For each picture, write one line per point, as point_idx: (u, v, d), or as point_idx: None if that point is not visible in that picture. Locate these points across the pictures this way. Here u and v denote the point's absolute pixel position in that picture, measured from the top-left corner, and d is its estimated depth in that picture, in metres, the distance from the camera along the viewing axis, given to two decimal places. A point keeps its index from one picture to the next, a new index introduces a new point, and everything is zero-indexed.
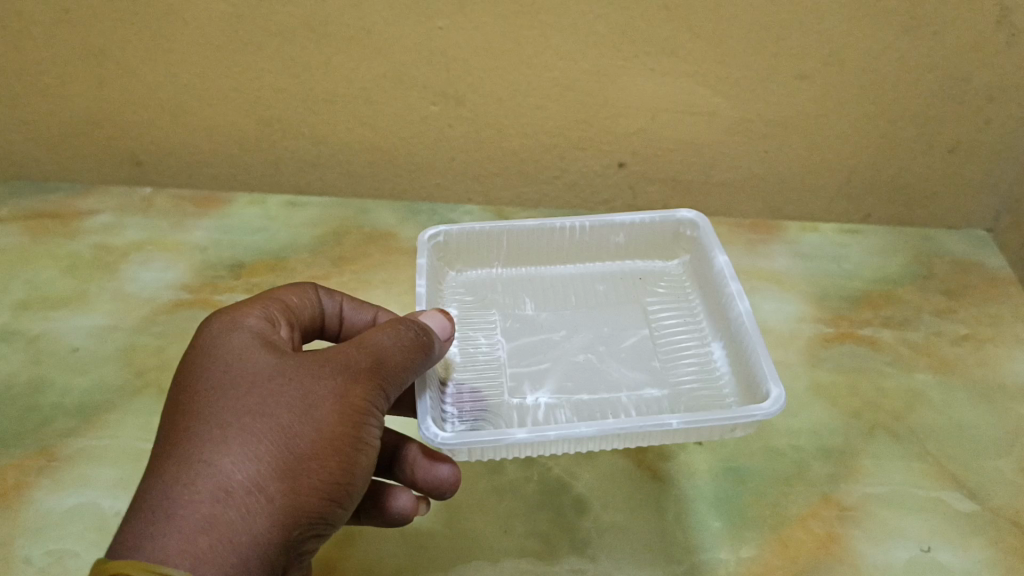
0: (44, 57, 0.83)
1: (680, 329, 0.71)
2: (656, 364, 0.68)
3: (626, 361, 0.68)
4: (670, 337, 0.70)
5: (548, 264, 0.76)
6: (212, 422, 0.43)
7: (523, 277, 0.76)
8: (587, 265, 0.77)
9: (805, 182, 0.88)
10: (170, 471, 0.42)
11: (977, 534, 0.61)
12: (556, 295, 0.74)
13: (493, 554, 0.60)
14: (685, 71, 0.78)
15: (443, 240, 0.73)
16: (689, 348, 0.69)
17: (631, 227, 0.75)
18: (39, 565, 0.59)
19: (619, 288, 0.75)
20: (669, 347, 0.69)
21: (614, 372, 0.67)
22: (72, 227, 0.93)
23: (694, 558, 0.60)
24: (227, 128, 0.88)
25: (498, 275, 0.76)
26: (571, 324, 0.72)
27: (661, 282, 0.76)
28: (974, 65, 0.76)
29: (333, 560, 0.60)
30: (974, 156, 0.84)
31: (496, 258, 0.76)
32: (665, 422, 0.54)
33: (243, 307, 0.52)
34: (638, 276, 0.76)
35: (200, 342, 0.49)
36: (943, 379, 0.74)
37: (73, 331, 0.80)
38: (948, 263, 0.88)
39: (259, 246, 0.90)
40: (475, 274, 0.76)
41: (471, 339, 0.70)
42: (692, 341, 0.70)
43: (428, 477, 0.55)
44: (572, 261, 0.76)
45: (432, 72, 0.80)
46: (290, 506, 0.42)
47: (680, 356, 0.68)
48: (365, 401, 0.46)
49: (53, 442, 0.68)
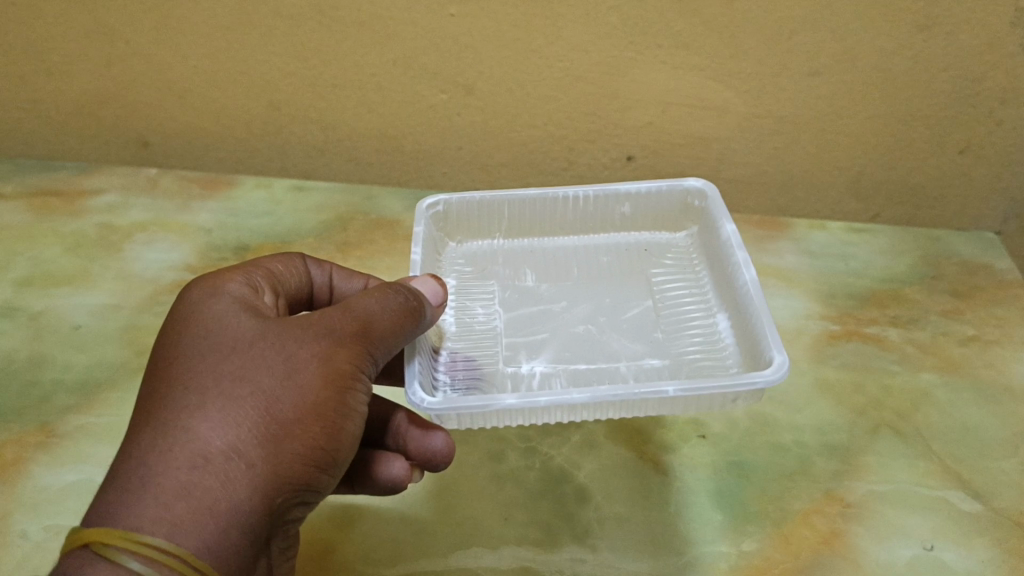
0: (55, 34, 0.83)
1: (685, 300, 0.70)
2: (657, 336, 0.67)
3: (627, 332, 0.68)
4: (674, 308, 0.69)
5: (551, 236, 0.76)
6: (190, 389, 0.42)
7: (525, 250, 0.75)
8: (591, 237, 0.76)
9: (813, 181, 0.88)
10: (147, 438, 0.41)
11: (980, 534, 0.61)
12: (556, 267, 0.74)
13: (493, 541, 0.60)
14: (696, 66, 0.78)
15: (443, 209, 0.73)
16: (695, 318, 0.68)
17: (636, 197, 0.74)
18: (35, 541, 0.59)
19: (623, 260, 0.75)
20: (674, 318, 0.68)
21: (614, 343, 0.67)
22: (77, 205, 0.92)
23: (695, 551, 0.59)
24: (235, 111, 0.88)
25: (500, 246, 0.76)
26: (570, 295, 0.71)
27: (667, 254, 0.75)
28: (989, 66, 0.76)
29: (332, 541, 0.60)
30: (985, 158, 0.84)
31: (497, 230, 0.75)
32: (661, 389, 0.53)
33: (223, 273, 0.51)
34: (643, 247, 0.75)
35: (180, 307, 0.48)
36: (949, 379, 0.74)
37: (75, 308, 0.79)
38: (956, 264, 0.87)
39: (264, 229, 0.89)
40: (475, 245, 0.75)
41: (469, 310, 0.70)
42: (698, 310, 0.69)
43: (421, 448, 0.54)
44: (574, 234, 0.76)
45: (443, 59, 0.80)
46: (272, 472, 0.41)
47: (685, 328, 0.67)
48: (350, 366, 0.46)
49: (53, 419, 0.68)
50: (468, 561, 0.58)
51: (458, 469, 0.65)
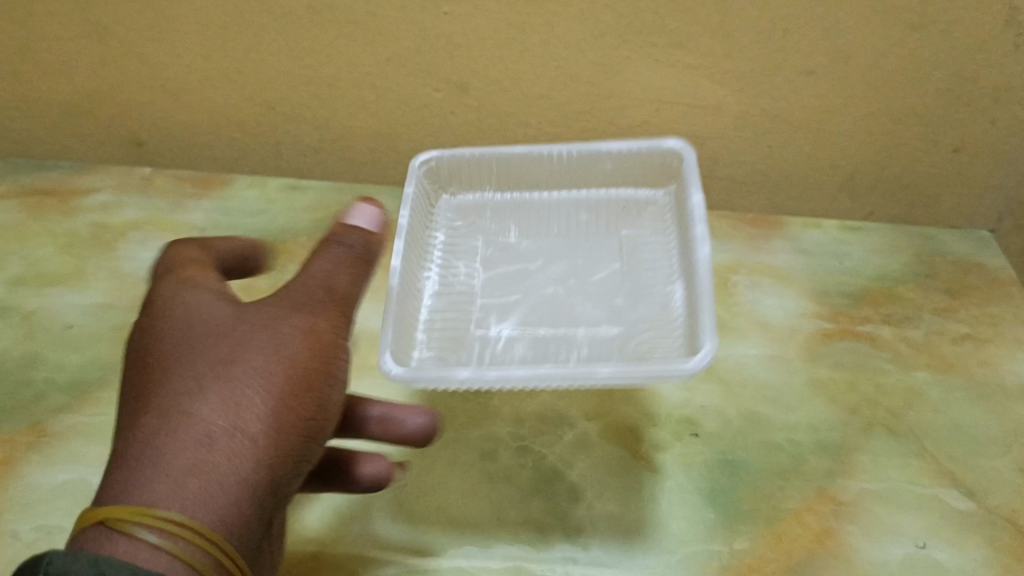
0: (48, 34, 0.83)
1: (652, 263, 0.70)
2: (620, 303, 0.68)
3: (592, 297, 0.69)
4: (639, 274, 0.70)
5: (534, 189, 0.76)
6: (186, 370, 0.43)
7: (511, 204, 0.76)
8: (575, 192, 0.75)
9: (807, 179, 0.88)
10: (148, 422, 0.41)
11: (973, 533, 0.61)
12: (541, 221, 0.75)
13: (485, 539, 0.60)
14: (691, 64, 0.78)
15: (436, 165, 0.73)
16: (657, 284, 0.68)
17: (616, 156, 0.72)
18: (27, 540, 0.59)
19: (603, 217, 0.74)
20: (638, 285, 0.69)
21: (578, 309, 0.68)
22: (70, 205, 0.92)
23: (687, 549, 0.59)
24: (229, 110, 0.88)
25: (490, 199, 0.76)
26: (546, 254, 0.73)
27: (645, 212, 0.74)
28: (984, 64, 0.76)
29: (324, 540, 0.60)
30: (979, 156, 0.84)
31: (488, 183, 0.76)
32: (596, 370, 0.54)
33: (201, 249, 0.52)
34: (622, 204, 0.75)
35: (154, 297, 0.47)
36: (943, 377, 0.73)
37: (68, 307, 0.79)
38: (950, 264, 0.86)
39: (257, 228, 0.89)
40: (466, 198, 0.76)
41: (452, 267, 0.72)
42: (660, 278, 0.69)
43: (406, 432, 0.53)
44: (557, 187, 0.75)
45: (437, 58, 0.80)
46: (274, 444, 0.42)
47: (645, 295, 0.68)
48: (337, 334, 0.46)
49: (45, 418, 0.68)
50: (461, 560, 0.59)
51: (451, 467, 0.65)
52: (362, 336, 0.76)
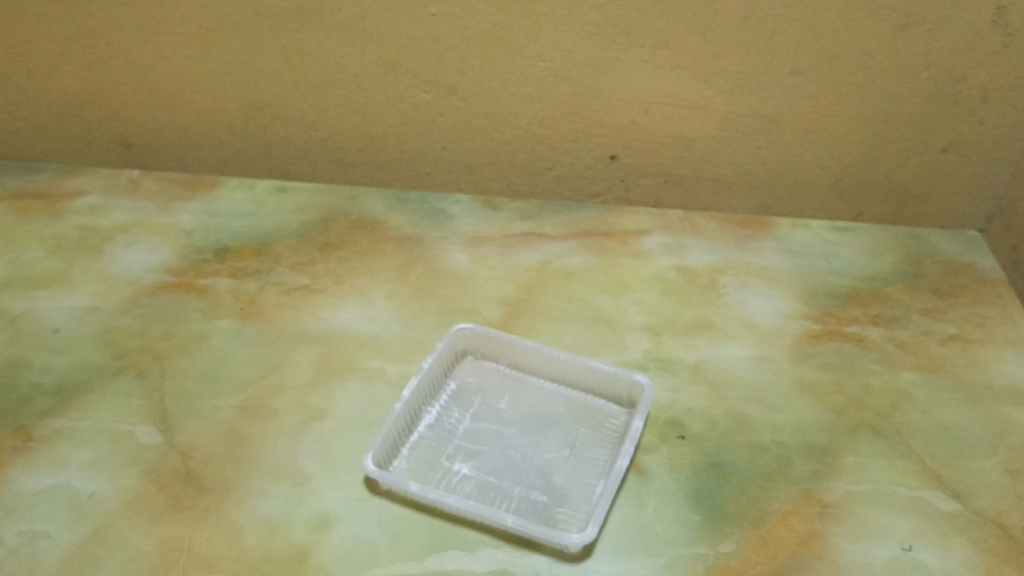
0: (46, 35, 0.86)
1: (593, 459, 0.67)
2: (557, 480, 0.65)
3: (540, 462, 0.66)
4: (580, 464, 0.66)
5: (526, 375, 0.75)
6: None
7: (506, 377, 0.75)
8: (560, 389, 0.73)
9: (797, 180, 0.87)
10: None
11: (959, 535, 0.61)
12: (522, 396, 0.73)
13: (469, 543, 0.59)
14: (678, 64, 0.79)
15: (469, 336, 0.75)
16: (589, 477, 0.65)
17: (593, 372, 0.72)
18: (10, 546, 0.59)
19: (579, 410, 0.71)
20: (576, 469, 0.66)
21: (523, 468, 0.66)
22: (58, 207, 0.92)
23: (672, 552, 0.59)
24: (219, 113, 0.89)
25: (496, 368, 0.75)
26: (525, 425, 0.70)
27: (609, 422, 0.70)
28: (969, 64, 0.77)
29: (308, 544, 0.59)
30: (968, 156, 0.84)
31: (501, 358, 0.75)
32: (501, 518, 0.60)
33: None
34: (595, 411, 0.71)
35: None
36: (930, 378, 0.73)
37: (53, 311, 0.79)
38: (939, 264, 0.86)
39: (245, 230, 0.89)
40: (479, 367, 0.75)
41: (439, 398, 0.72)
42: (594, 474, 0.65)
43: None
44: (549, 382, 0.74)
45: (426, 60, 0.82)
46: None
47: (574, 483, 0.65)
48: None
49: (29, 423, 0.68)
50: (444, 563, 0.58)
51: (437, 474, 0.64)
52: (349, 337, 0.76)
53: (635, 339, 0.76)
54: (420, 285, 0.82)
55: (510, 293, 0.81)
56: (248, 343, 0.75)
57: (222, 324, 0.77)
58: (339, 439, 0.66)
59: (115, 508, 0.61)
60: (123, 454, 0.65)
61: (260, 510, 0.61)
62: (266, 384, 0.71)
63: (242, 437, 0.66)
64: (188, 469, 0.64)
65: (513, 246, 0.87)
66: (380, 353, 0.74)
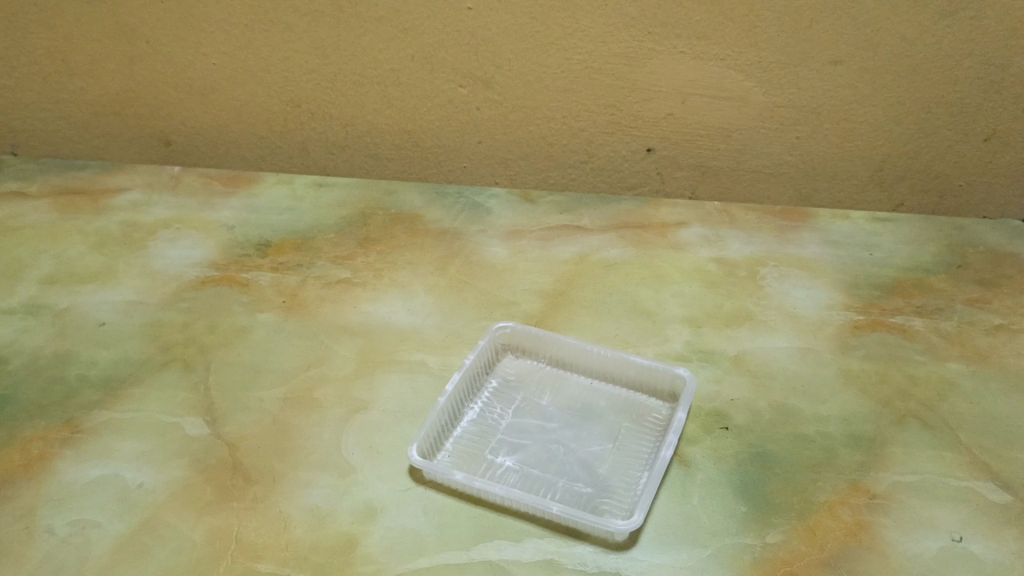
0: (89, 33, 0.87)
1: (636, 452, 0.66)
2: (602, 473, 0.64)
3: (584, 452, 0.66)
4: (623, 457, 0.66)
5: (566, 370, 0.74)
6: None
7: (547, 373, 0.74)
8: (601, 385, 0.73)
9: (835, 171, 0.86)
10: None
11: (1011, 525, 0.60)
12: (563, 391, 0.72)
13: (515, 534, 0.59)
14: (715, 55, 0.79)
15: (510, 335, 0.75)
16: (632, 469, 0.65)
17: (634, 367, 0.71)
18: (62, 535, 0.59)
19: (621, 404, 0.71)
20: (620, 461, 0.65)
21: (566, 459, 0.65)
22: (100, 204, 0.93)
23: (719, 543, 0.58)
24: (257, 109, 0.90)
25: (538, 365, 0.75)
26: (568, 419, 0.69)
27: (650, 416, 0.70)
28: (1012, 51, 0.76)
29: (353, 535, 0.59)
30: (1010, 145, 0.83)
31: (541, 355, 0.75)
32: (547, 506, 0.59)
33: None
34: (635, 406, 0.71)
35: None
36: (976, 368, 0.72)
37: (98, 306, 0.80)
38: (983, 253, 0.85)
39: (285, 225, 0.89)
40: (521, 365, 0.75)
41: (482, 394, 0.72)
42: (637, 466, 0.65)
43: None
44: (590, 378, 0.73)
45: (463, 54, 0.82)
46: None
47: (618, 474, 0.64)
48: None
49: (77, 415, 0.68)
50: (490, 554, 0.58)
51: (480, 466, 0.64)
52: (389, 330, 0.76)
53: (676, 331, 0.76)
54: (459, 278, 0.82)
55: (549, 286, 0.81)
56: (290, 336, 0.75)
57: (265, 317, 0.78)
58: (384, 430, 0.67)
59: (164, 498, 0.62)
60: (171, 445, 0.66)
61: (307, 500, 0.61)
62: (310, 375, 0.71)
63: (288, 428, 0.67)
64: (235, 460, 0.64)
65: (551, 238, 0.87)
66: (421, 346, 0.74)
